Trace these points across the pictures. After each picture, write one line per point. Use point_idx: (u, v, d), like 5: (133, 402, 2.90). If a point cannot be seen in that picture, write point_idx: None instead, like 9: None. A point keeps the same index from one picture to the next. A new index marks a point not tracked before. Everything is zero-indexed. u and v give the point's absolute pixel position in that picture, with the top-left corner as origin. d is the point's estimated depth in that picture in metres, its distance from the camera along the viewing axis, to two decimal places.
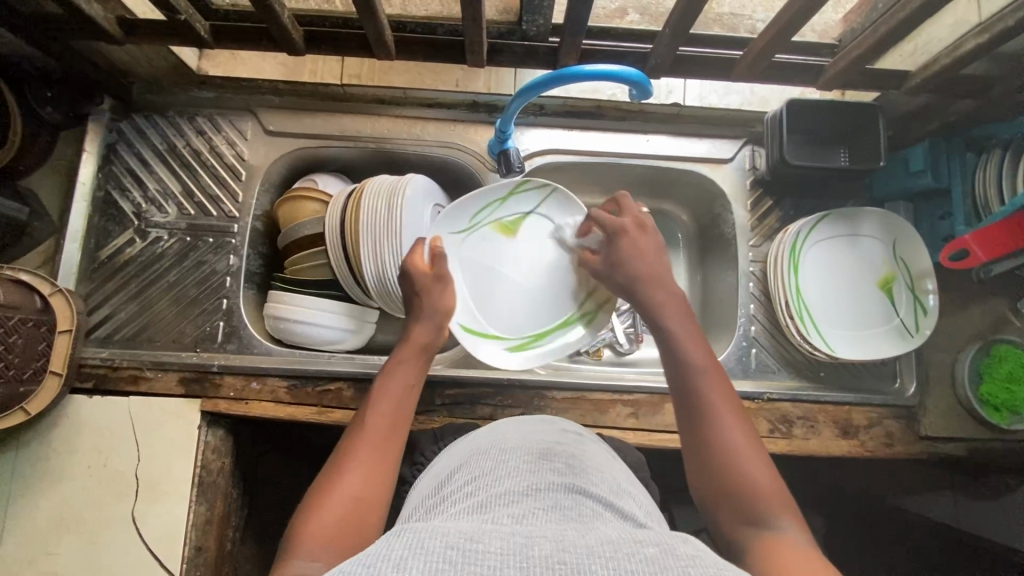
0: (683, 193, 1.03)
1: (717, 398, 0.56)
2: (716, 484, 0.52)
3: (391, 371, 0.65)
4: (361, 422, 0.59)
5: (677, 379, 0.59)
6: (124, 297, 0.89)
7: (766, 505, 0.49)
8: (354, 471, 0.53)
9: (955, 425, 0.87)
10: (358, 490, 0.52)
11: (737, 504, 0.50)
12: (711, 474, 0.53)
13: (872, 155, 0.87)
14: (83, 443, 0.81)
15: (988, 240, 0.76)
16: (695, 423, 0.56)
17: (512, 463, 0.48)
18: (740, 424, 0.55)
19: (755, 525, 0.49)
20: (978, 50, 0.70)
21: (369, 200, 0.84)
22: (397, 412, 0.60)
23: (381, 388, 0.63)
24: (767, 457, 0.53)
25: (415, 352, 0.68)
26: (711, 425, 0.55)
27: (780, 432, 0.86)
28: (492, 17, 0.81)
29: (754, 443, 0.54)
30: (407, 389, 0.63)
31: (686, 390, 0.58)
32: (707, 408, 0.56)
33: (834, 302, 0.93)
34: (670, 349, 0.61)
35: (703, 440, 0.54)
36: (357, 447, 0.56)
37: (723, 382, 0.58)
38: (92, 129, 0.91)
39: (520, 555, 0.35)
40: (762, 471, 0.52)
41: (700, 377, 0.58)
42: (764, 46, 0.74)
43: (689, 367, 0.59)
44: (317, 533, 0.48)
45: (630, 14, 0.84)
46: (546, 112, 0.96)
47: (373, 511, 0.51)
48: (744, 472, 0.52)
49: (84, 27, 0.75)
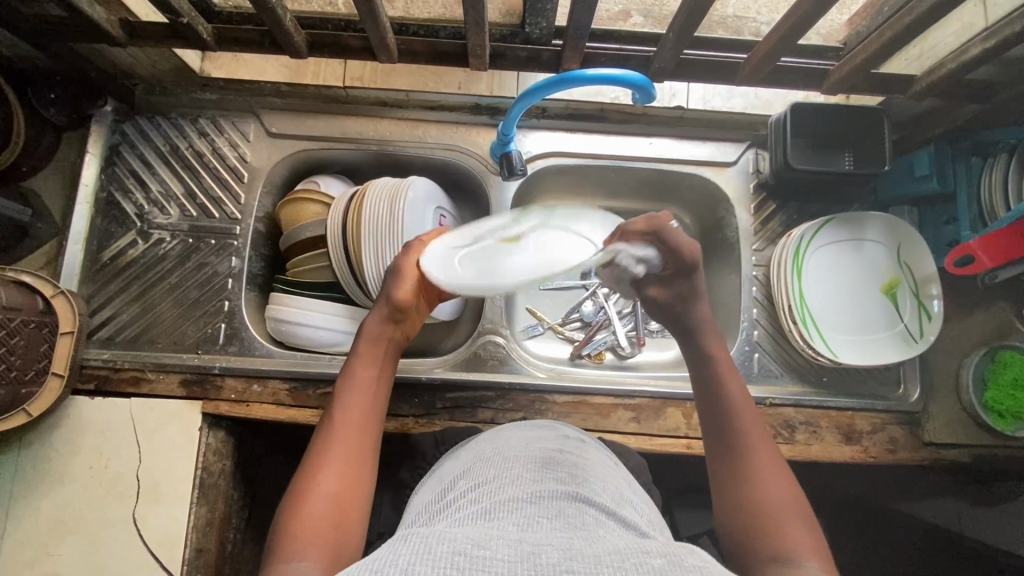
0: (687, 196, 1.02)
1: (760, 445, 0.56)
2: (744, 520, 0.52)
3: (353, 366, 0.63)
4: (330, 419, 0.58)
5: (718, 419, 0.59)
6: (126, 298, 0.90)
7: (795, 541, 0.48)
8: (330, 467, 0.53)
9: (958, 431, 0.87)
10: (336, 487, 0.52)
11: (765, 539, 0.49)
12: (740, 511, 0.52)
13: (877, 162, 0.86)
14: (84, 444, 0.81)
15: (994, 246, 0.75)
16: (732, 462, 0.56)
17: (517, 471, 0.48)
18: (780, 472, 0.54)
19: (780, 561, 0.47)
20: (983, 55, 0.70)
21: (370, 205, 0.84)
22: (364, 406, 0.59)
23: (345, 382, 0.61)
24: (803, 508, 0.51)
25: (376, 343, 0.65)
26: (748, 467, 0.55)
27: (782, 438, 0.86)
28: (495, 19, 0.81)
29: (791, 494, 0.52)
30: (371, 381, 0.62)
31: (725, 433, 0.58)
32: (742, 447, 0.56)
33: (838, 307, 0.92)
34: (712, 391, 0.62)
35: (741, 477, 0.54)
36: (329, 444, 0.55)
37: (763, 432, 0.57)
38: (96, 130, 0.92)
39: (528, 563, 0.35)
40: (794, 517, 0.50)
41: (743, 423, 0.58)
42: (768, 50, 0.73)
43: (729, 411, 0.59)
44: (302, 534, 0.48)
45: (633, 16, 0.83)
46: (548, 115, 0.95)
47: (354, 506, 0.52)
48: (777, 511, 0.51)
49: (88, 30, 0.75)
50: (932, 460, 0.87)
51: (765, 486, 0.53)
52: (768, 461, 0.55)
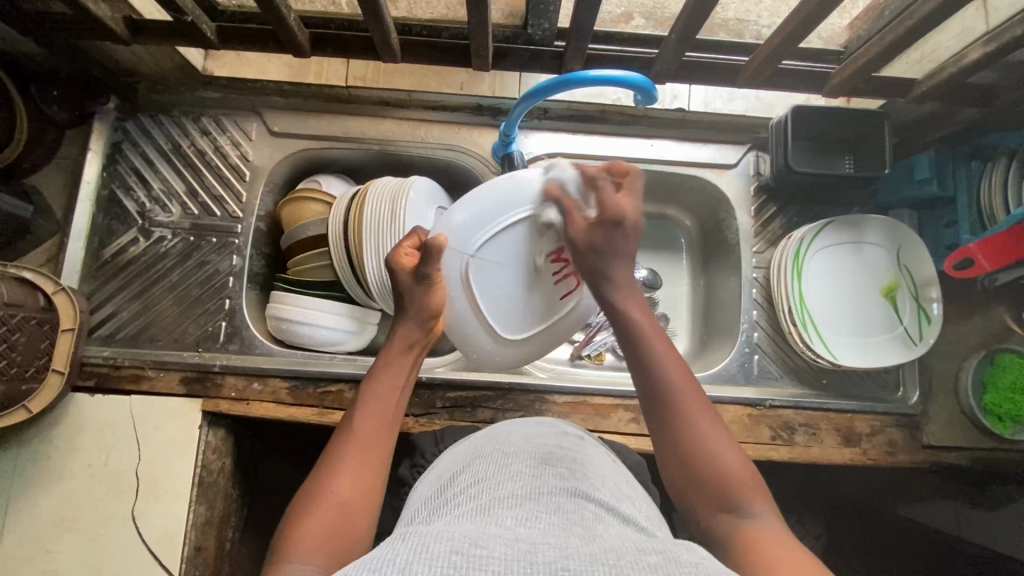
0: (687, 196, 1.03)
1: (693, 397, 0.56)
2: (690, 479, 0.53)
3: (378, 373, 0.64)
4: (351, 419, 0.59)
5: (647, 386, 0.58)
6: (127, 296, 0.90)
7: (742, 497, 0.50)
8: (344, 470, 0.53)
9: (956, 434, 0.87)
10: (346, 493, 0.51)
11: (713, 496, 0.51)
12: (695, 479, 0.52)
13: (877, 165, 0.87)
14: (84, 440, 0.81)
15: (994, 249, 0.75)
16: (666, 422, 0.56)
17: (515, 467, 0.48)
18: (711, 421, 0.55)
19: (733, 513, 0.49)
20: (983, 59, 0.70)
21: (373, 202, 0.84)
22: (379, 411, 0.60)
23: (368, 393, 0.61)
24: (740, 450, 0.54)
25: (403, 350, 0.67)
26: (678, 411, 0.55)
27: (781, 439, 0.87)
28: (498, 20, 0.81)
29: (731, 443, 0.54)
30: (396, 390, 0.63)
31: (657, 400, 0.57)
32: (671, 392, 0.57)
33: (838, 311, 0.92)
34: (633, 354, 0.61)
35: (684, 438, 0.54)
36: (344, 447, 0.56)
37: (691, 383, 0.57)
38: (98, 129, 0.92)
39: (523, 561, 0.35)
40: (738, 465, 0.52)
41: (666, 368, 0.58)
42: (769, 53, 0.74)
43: (650, 355, 0.60)
44: (312, 534, 0.48)
45: (635, 18, 0.83)
46: (550, 116, 0.95)
47: (364, 513, 0.51)
48: (718, 457, 0.52)
49: (92, 28, 0.75)
50: (931, 462, 0.87)
51: (708, 445, 0.53)
52: (704, 417, 0.55)
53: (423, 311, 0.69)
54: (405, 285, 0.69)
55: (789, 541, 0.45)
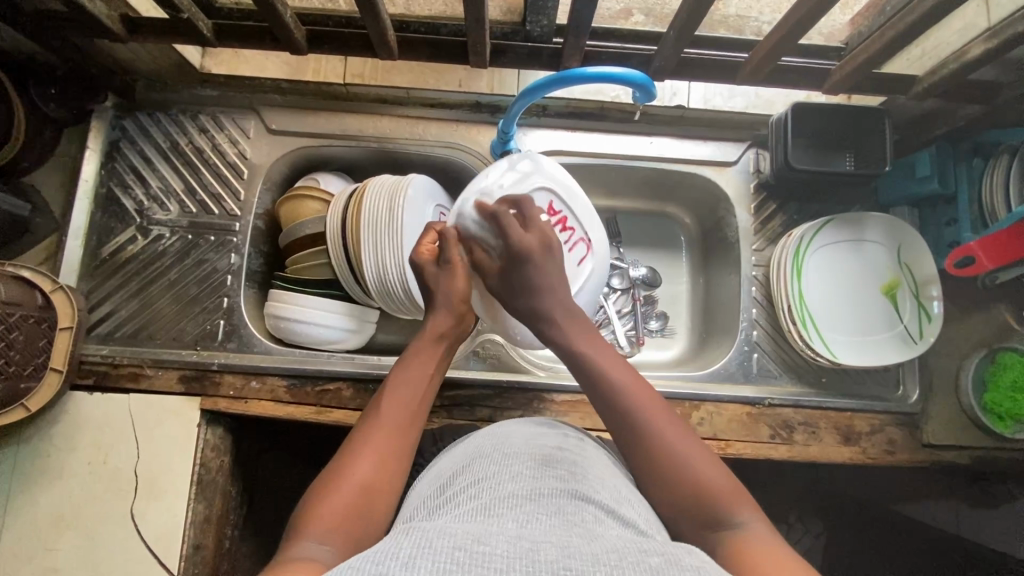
0: (687, 194, 1.02)
1: (658, 416, 0.56)
2: (675, 496, 0.52)
3: (409, 359, 0.63)
4: (378, 404, 0.58)
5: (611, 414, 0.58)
6: (126, 294, 0.90)
7: (730, 508, 0.49)
8: (366, 455, 0.53)
9: (957, 434, 0.87)
10: (368, 477, 0.51)
11: (701, 509, 0.50)
12: (679, 496, 0.52)
13: (876, 163, 0.86)
14: (82, 439, 0.81)
15: (996, 247, 0.75)
16: (638, 446, 0.55)
17: (515, 468, 0.48)
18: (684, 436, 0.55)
19: (722, 529, 0.48)
20: (985, 55, 0.69)
21: (370, 200, 0.84)
22: (405, 399, 0.59)
23: (397, 379, 0.61)
24: (718, 461, 0.53)
25: (434, 340, 0.66)
26: (646, 432, 0.55)
27: (780, 438, 0.86)
28: (497, 16, 0.80)
29: (707, 456, 0.53)
30: (426, 378, 0.62)
31: (625, 426, 0.56)
32: (637, 414, 0.56)
33: (838, 309, 0.92)
34: (593, 382, 0.60)
35: (660, 458, 0.53)
36: (369, 432, 0.55)
37: (655, 402, 0.57)
38: (97, 125, 0.92)
39: (525, 559, 0.35)
40: (718, 477, 0.52)
41: (628, 393, 0.58)
42: (770, 49, 0.73)
43: (609, 382, 0.59)
44: (329, 515, 0.48)
45: (635, 15, 0.83)
46: (549, 113, 0.94)
47: (383, 500, 0.51)
48: (696, 471, 0.52)
49: (88, 25, 0.75)
50: (930, 461, 0.87)
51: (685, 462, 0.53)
52: (675, 433, 0.55)
53: (451, 297, 0.68)
54: (431, 274, 0.70)
55: (779, 549, 0.45)
